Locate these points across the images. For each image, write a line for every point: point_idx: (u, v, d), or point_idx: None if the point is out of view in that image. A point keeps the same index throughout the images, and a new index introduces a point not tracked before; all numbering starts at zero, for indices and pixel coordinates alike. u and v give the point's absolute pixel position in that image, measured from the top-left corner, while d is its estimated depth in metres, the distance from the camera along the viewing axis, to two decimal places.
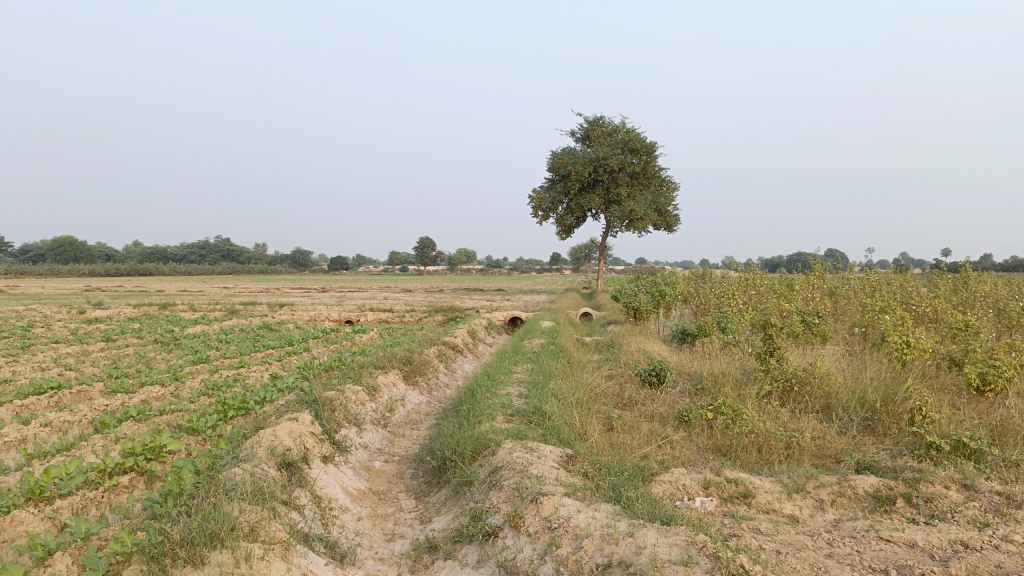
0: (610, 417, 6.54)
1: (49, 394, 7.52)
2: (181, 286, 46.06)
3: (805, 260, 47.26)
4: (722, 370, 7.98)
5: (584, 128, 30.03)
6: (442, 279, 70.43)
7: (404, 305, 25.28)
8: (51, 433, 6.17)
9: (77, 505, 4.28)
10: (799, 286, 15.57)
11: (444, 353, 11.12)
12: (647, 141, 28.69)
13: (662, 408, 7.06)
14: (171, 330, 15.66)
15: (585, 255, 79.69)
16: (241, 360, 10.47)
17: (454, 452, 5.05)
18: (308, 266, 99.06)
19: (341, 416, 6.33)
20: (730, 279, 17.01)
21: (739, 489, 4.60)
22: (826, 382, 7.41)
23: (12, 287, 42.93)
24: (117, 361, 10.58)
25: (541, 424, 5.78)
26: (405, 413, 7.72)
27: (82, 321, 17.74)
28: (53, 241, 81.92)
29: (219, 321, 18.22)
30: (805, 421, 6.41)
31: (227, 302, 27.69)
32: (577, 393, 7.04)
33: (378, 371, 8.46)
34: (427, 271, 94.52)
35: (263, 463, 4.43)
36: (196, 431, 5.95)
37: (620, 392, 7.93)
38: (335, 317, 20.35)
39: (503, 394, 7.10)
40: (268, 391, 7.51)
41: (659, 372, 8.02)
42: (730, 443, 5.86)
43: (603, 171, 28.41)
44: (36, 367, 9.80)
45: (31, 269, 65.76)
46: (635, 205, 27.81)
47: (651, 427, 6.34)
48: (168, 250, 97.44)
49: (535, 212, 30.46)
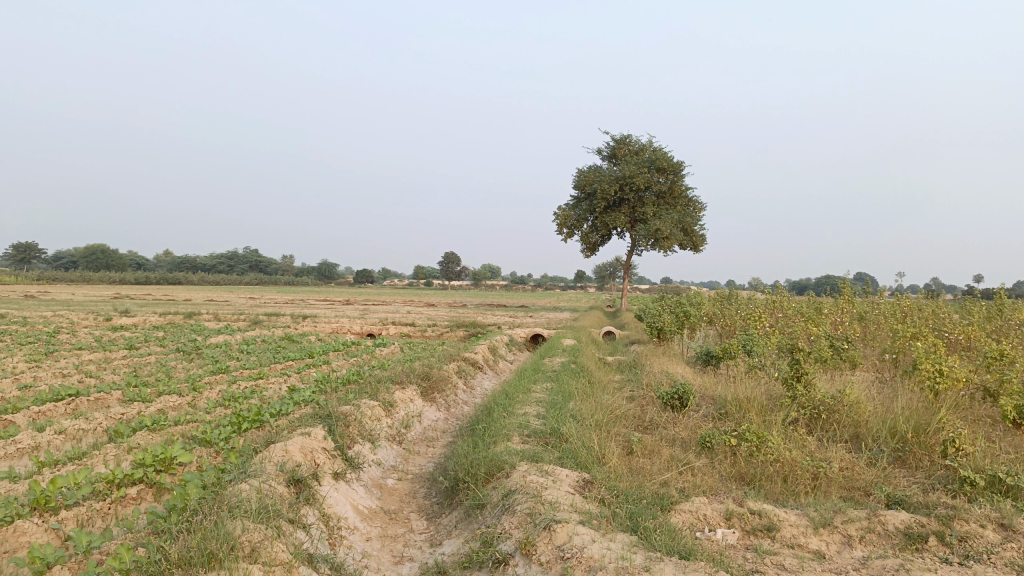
0: (630, 440, 6.37)
1: (67, 402, 7.53)
2: (208, 296, 46.61)
3: (833, 283, 46.57)
4: (746, 394, 7.77)
5: (612, 146, 29.95)
6: (466, 294, 70.51)
7: (426, 320, 25.22)
8: (65, 441, 6.15)
9: (83, 516, 4.21)
10: (827, 309, 15.27)
11: (463, 369, 11.01)
12: (675, 161, 28.52)
13: (683, 432, 6.87)
14: (194, 339, 15.76)
15: (610, 274, 79.38)
16: (261, 371, 10.45)
17: (467, 473, 4.92)
18: (334, 278, 99.79)
19: (355, 432, 6.22)
20: (757, 300, 16.74)
21: (763, 521, 4.41)
22: (855, 411, 7.17)
23: (44, 293, 43.73)
24: (137, 369, 10.62)
25: (558, 446, 5.63)
26: (421, 430, 7.61)
27: (108, 328, 17.95)
28: (86, 248, 83.49)
29: (242, 331, 18.32)
30: (832, 451, 6.19)
31: (251, 313, 27.91)
32: (596, 415, 6.88)
33: (395, 387, 8.36)
34: (451, 286, 94.76)
35: (271, 479, 4.33)
36: (209, 443, 5.89)
37: (641, 415, 7.75)
38: (357, 330, 20.36)
39: (521, 414, 6.95)
40: (284, 403, 7.45)
41: (681, 395, 7.83)
42: (753, 471, 5.66)
43: (629, 190, 28.28)
44: (58, 373, 9.85)
45: (64, 275, 66.99)
46: (662, 225, 27.60)
47: (672, 451, 6.16)
48: (198, 260, 98.75)
49: (560, 230, 30.38)
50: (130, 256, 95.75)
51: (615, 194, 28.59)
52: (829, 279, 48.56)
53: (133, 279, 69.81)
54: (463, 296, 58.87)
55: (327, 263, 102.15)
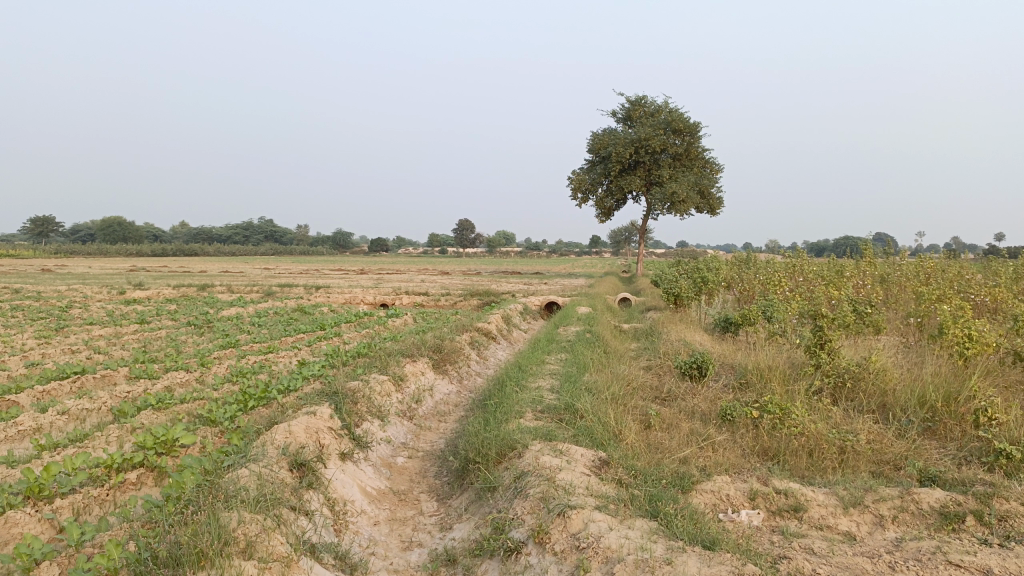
0: (647, 414, 6.14)
1: (73, 380, 7.41)
2: (224, 268, 46.83)
3: (853, 244, 45.83)
4: (768, 364, 7.50)
5: (626, 108, 29.35)
6: (480, 261, 70.38)
7: (440, 289, 25.02)
8: (68, 421, 6.03)
9: (78, 504, 4.07)
10: (849, 272, 14.88)
11: (476, 340, 10.81)
12: (691, 122, 27.93)
13: (703, 404, 6.63)
14: (206, 312, 15.67)
15: (626, 238, 78.77)
16: (270, 345, 10.29)
17: (478, 454, 4.72)
18: (349, 248, 99.91)
19: (364, 409, 6.04)
20: (776, 264, 16.35)
21: (789, 501, 4.17)
22: (882, 379, 6.90)
23: (62, 266, 44.03)
24: (146, 344, 10.50)
25: (573, 423, 5.41)
26: (432, 404, 7.42)
27: (122, 302, 17.89)
28: (103, 221, 84.18)
29: (255, 303, 18.23)
30: (859, 423, 5.94)
31: (265, 284, 27.83)
32: (612, 387, 6.65)
33: (406, 360, 8.16)
34: (466, 253, 94.68)
35: (274, 463, 4.14)
36: (214, 423, 5.73)
37: (659, 386, 7.51)
38: (371, 300, 20.21)
39: (534, 388, 6.73)
40: (292, 379, 7.27)
41: (700, 365, 7.58)
42: (777, 445, 5.43)
43: (644, 153, 27.77)
44: (66, 350, 9.74)
45: (81, 249, 67.32)
46: (678, 188, 27.11)
47: (692, 425, 5.93)
48: (213, 232, 98.97)
49: (574, 195, 29.97)
50: (147, 228, 96.29)
51: (630, 158, 28.07)
52: (848, 241, 47.82)
53: (149, 252, 69.95)
54: (478, 264, 58.54)
55: (342, 232, 101.97)
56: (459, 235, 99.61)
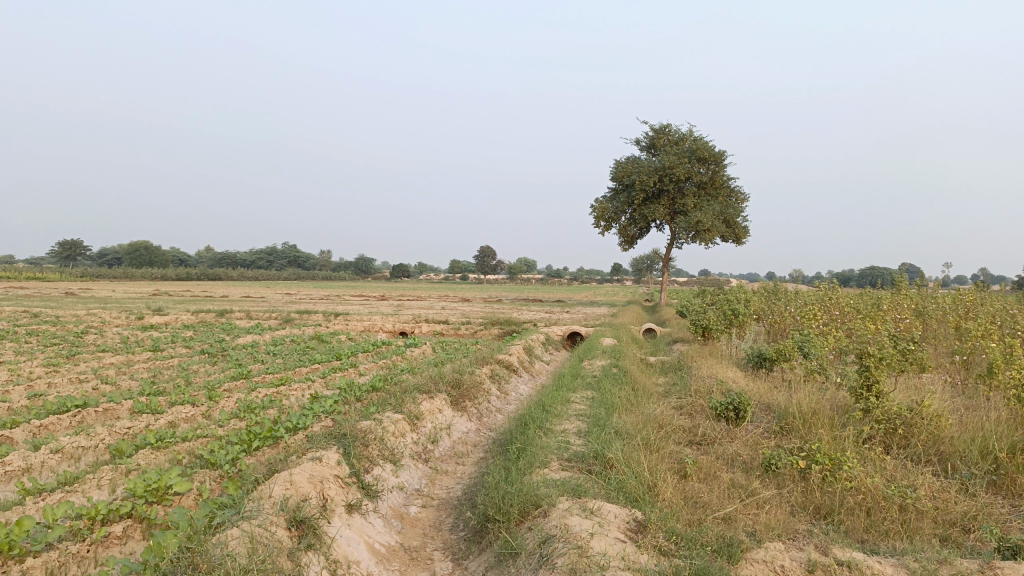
0: (684, 461, 5.62)
1: (72, 414, 7.03)
2: (246, 292, 47.15)
3: (879, 274, 44.75)
4: (810, 406, 6.96)
5: (650, 136, 29.03)
6: (501, 288, 70.02)
7: (461, 317, 24.58)
8: (61, 461, 5.64)
9: (53, 563, 3.64)
10: (884, 305, 14.24)
11: (497, 373, 10.33)
12: (716, 150, 27.49)
13: (743, 450, 6.11)
14: (222, 340, 15.33)
15: (647, 266, 78.12)
16: (283, 376, 9.89)
17: (498, 511, 4.25)
18: (371, 273, 100.28)
19: (375, 452, 5.59)
20: (808, 296, 15.75)
21: (854, 574, 3.65)
22: (936, 426, 6.34)
23: (86, 290, 44.37)
24: (157, 374, 10.14)
25: (603, 474, 4.93)
26: (450, 445, 6.95)
27: (139, 328, 17.67)
28: (131, 245, 85.60)
29: (272, 330, 17.96)
30: (919, 476, 5.40)
31: (285, 310, 27.66)
32: (644, 431, 6.14)
33: (422, 396, 7.70)
34: (487, 280, 94.64)
35: (270, 521, 3.70)
36: (214, 465, 5.30)
37: (692, 428, 6.98)
38: (390, 329, 19.81)
39: (560, 432, 6.24)
40: (302, 415, 6.84)
41: (737, 407, 7.04)
42: (830, 502, 4.91)
43: (668, 181, 27.35)
44: (73, 380, 9.39)
45: (106, 272, 67.98)
46: (702, 217, 26.60)
47: (732, 475, 5.42)
48: (237, 256, 99.61)
49: (597, 223, 29.61)
50: (173, 252, 97.60)
51: (654, 186, 27.67)
52: (874, 270, 46.78)
53: (174, 276, 70.30)
54: (500, 292, 58.08)
55: (363, 258, 101.93)
56: (482, 262, 99.38)
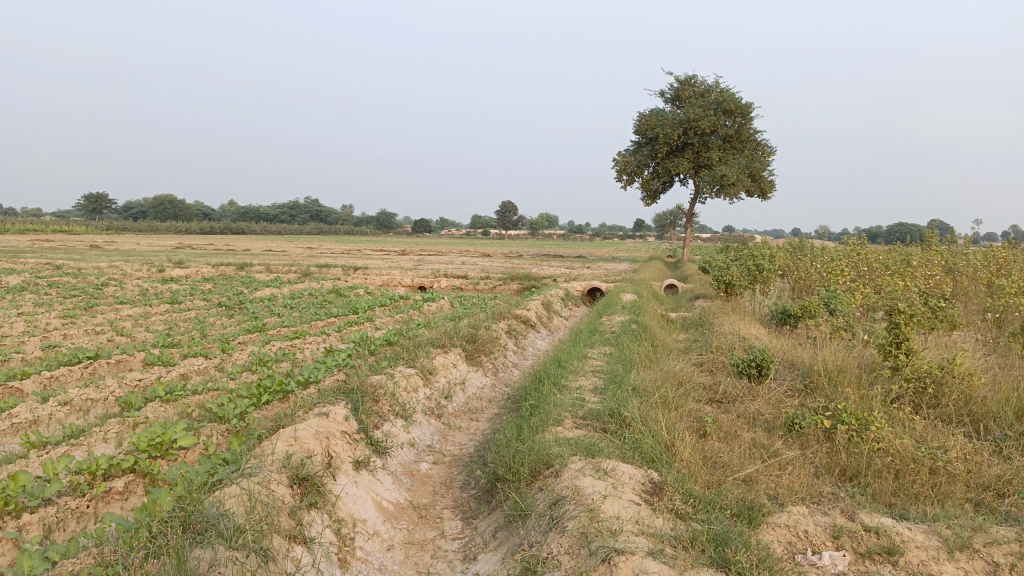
0: (703, 420, 5.43)
1: (84, 366, 6.98)
2: (268, 246, 47.38)
3: (908, 230, 43.83)
4: (837, 365, 6.71)
5: (674, 87, 28.29)
6: (521, 243, 69.73)
7: (480, 272, 24.43)
8: (69, 413, 5.57)
9: (50, 520, 3.57)
10: (914, 261, 13.80)
11: (514, 328, 10.18)
12: (743, 102, 26.75)
13: (766, 409, 5.90)
14: (240, 292, 15.31)
15: (671, 221, 77.23)
16: (298, 330, 9.79)
17: (509, 470, 4.10)
18: (392, 228, 100.31)
19: (385, 408, 5.46)
20: (835, 251, 15.32)
21: (881, 542, 3.45)
22: (968, 385, 6.08)
23: (111, 243, 44.82)
24: (172, 326, 10.09)
25: (618, 433, 4.75)
26: (464, 400, 6.81)
27: (159, 280, 17.72)
28: (155, 199, 86.18)
29: (291, 284, 17.94)
30: (950, 438, 5.16)
31: (304, 264, 27.68)
32: (662, 388, 5.95)
33: (436, 351, 7.55)
34: (509, 235, 94.35)
35: (270, 479, 3.58)
36: (222, 419, 5.20)
37: (712, 386, 6.77)
38: (409, 283, 19.69)
39: (576, 388, 6.06)
40: (315, 369, 6.73)
41: (760, 363, 6.80)
42: (857, 464, 4.70)
43: (693, 134, 26.73)
44: (89, 331, 9.38)
45: (131, 225, 68.57)
46: (727, 170, 25.99)
47: (754, 435, 5.22)
48: (260, 209, 99.96)
49: (619, 177, 29.12)
50: (197, 206, 98.27)
51: (678, 139, 27.05)
52: (902, 226, 45.82)
53: (197, 230, 70.68)
54: (521, 247, 57.83)
55: (384, 213, 101.90)
56: (503, 218, 98.91)
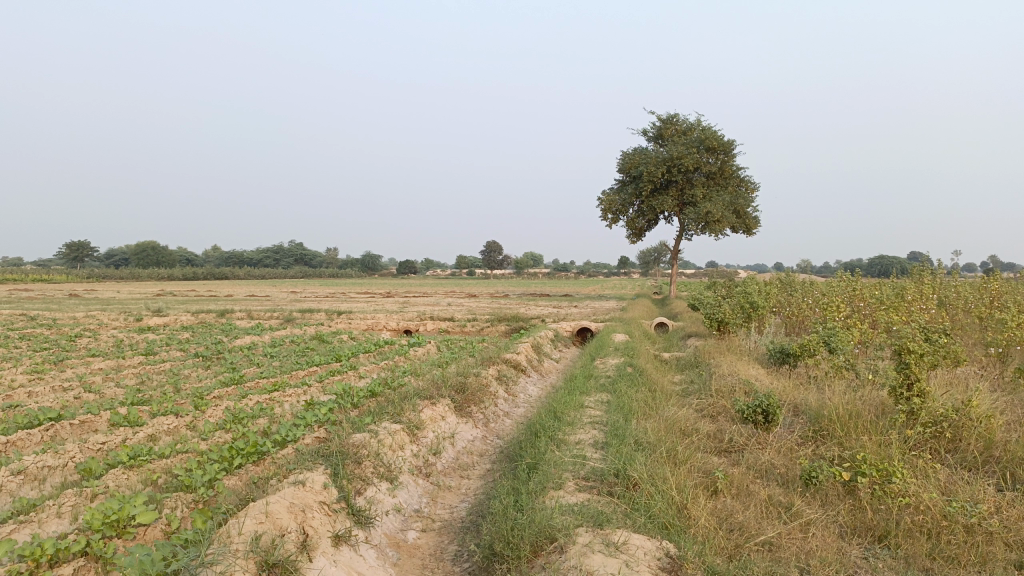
0: (712, 474, 5.02)
1: (45, 428, 6.48)
2: (251, 291, 46.88)
3: (889, 263, 44.01)
4: (849, 410, 6.34)
5: (657, 125, 28.37)
6: (506, 282, 69.55)
7: (465, 313, 24.06)
8: (23, 484, 5.08)
9: None
10: (908, 295, 13.54)
11: (504, 374, 9.75)
12: (725, 139, 26.80)
13: (779, 460, 5.51)
14: (219, 341, 14.77)
15: (655, 259, 77.40)
16: (278, 381, 9.30)
17: (508, 544, 3.67)
18: (377, 270, 99.93)
19: (369, 471, 5.02)
20: (826, 286, 15.06)
21: None
22: (987, 428, 5.73)
23: (89, 290, 44.05)
24: (144, 380, 9.55)
25: (625, 495, 4.35)
26: (454, 456, 6.37)
27: (135, 330, 17.14)
28: (137, 245, 85.52)
29: (272, 330, 17.41)
30: (978, 487, 4.78)
31: (287, 309, 27.16)
32: (666, 440, 5.55)
33: (423, 402, 7.11)
34: (495, 275, 94.32)
35: (238, 567, 3.15)
36: (189, 488, 4.74)
37: (717, 434, 6.37)
38: (394, 328, 19.21)
39: (574, 444, 5.64)
40: (292, 427, 6.27)
41: (766, 410, 6.43)
42: (885, 523, 4.31)
43: (676, 171, 26.73)
44: (56, 388, 8.84)
45: (111, 272, 67.69)
46: (712, 207, 25.89)
47: (769, 491, 4.82)
48: (243, 254, 99.26)
49: (604, 215, 29.02)
50: (180, 251, 97.54)
51: (661, 176, 27.02)
52: (882, 258, 46.05)
53: (180, 276, 70.00)
54: (506, 287, 57.57)
55: (369, 256, 101.64)
56: (488, 257, 98.86)
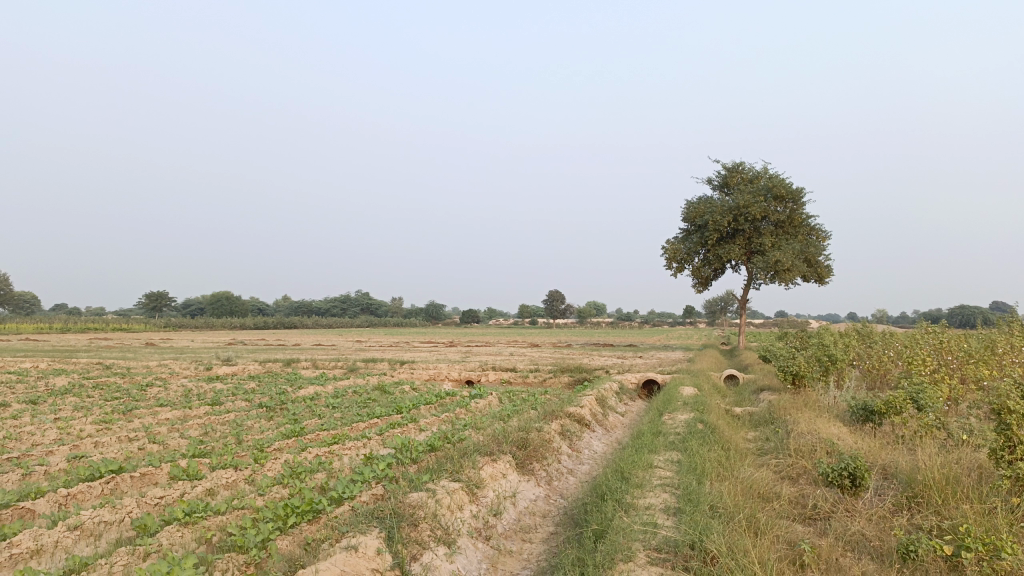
0: (798, 545, 4.59)
1: (106, 480, 6.48)
2: (317, 340, 47.67)
3: (973, 312, 41.89)
4: (946, 475, 5.78)
5: (722, 173, 27.97)
6: (569, 332, 69.02)
7: (528, 364, 23.76)
8: (79, 539, 5.01)
9: None
10: (1001, 346, 12.63)
11: (568, 429, 9.41)
12: (794, 186, 26.14)
13: (870, 530, 5.03)
14: (283, 391, 14.86)
15: (722, 308, 75.79)
16: (338, 434, 9.17)
17: None
18: (441, 320, 100.82)
19: (426, 534, 4.78)
20: (907, 337, 14.25)
21: None
22: None
23: (166, 339, 45.68)
24: (207, 431, 9.57)
25: (701, 570, 3.98)
26: (515, 517, 6.07)
27: (204, 379, 17.44)
28: (213, 296, 88.77)
29: (335, 380, 17.47)
30: None
31: (350, 358, 27.33)
32: (743, 506, 5.14)
33: (484, 459, 6.85)
34: (558, 324, 93.86)
35: None
36: (242, 549, 4.57)
37: (799, 499, 5.91)
38: (457, 379, 19.04)
39: (644, 508, 5.28)
40: (349, 483, 6.08)
41: (852, 473, 5.94)
42: None
43: (743, 220, 26.18)
44: (122, 439, 8.91)
45: (186, 322, 70.03)
46: (781, 255, 25.14)
47: (862, 568, 4.36)
48: (312, 303, 101.56)
49: (669, 264, 28.55)
50: (252, 301, 100.59)
51: (727, 224, 26.49)
52: (964, 307, 43.91)
53: (251, 325, 72.00)
54: (569, 336, 57.12)
55: (434, 305, 102.71)
56: (551, 307, 98.61)
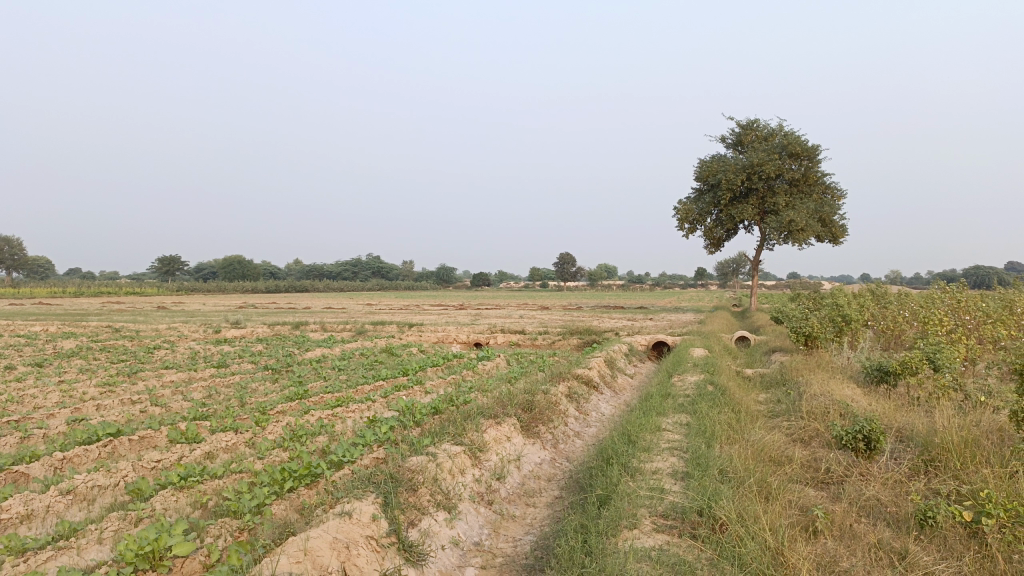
0: (811, 511, 4.41)
1: (104, 444, 6.38)
2: (328, 303, 47.76)
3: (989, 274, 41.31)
4: (965, 438, 5.56)
5: (735, 132, 27.39)
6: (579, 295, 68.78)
7: (537, 326, 23.62)
8: (72, 504, 4.91)
9: None
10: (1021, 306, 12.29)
11: (575, 391, 9.24)
12: (810, 145, 25.56)
13: (885, 496, 4.85)
14: (290, 353, 14.76)
15: (733, 270, 75.23)
16: (342, 396, 9.05)
17: None
18: (452, 283, 100.83)
19: (425, 499, 4.64)
20: (924, 297, 13.93)
21: None
22: None
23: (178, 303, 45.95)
24: (211, 394, 9.48)
25: (709, 538, 3.81)
26: (519, 481, 5.92)
27: (211, 342, 17.41)
28: (225, 261, 89.10)
29: (343, 343, 17.39)
30: None
31: (359, 321, 27.24)
32: (754, 471, 4.95)
33: (487, 422, 6.68)
34: (568, 287, 93.71)
35: None
36: (236, 514, 4.44)
37: (812, 462, 5.73)
38: (466, 341, 18.90)
39: (651, 473, 5.11)
40: (350, 446, 5.94)
41: (868, 436, 5.75)
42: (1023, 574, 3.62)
43: (756, 179, 25.69)
44: (124, 402, 8.82)
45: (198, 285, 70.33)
46: (796, 215, 24.68)
47: (877, 534, 4.18)
48: (323, 267, 101.76)
49: (681, 225, 28.16)
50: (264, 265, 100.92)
51: (741, 184, 26.00)
52: (979, 268, 43.35)
53: (263, 288, 72.27)
54: (579, 299, 56.90)
55: (445, 269, 102.59)
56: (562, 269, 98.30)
